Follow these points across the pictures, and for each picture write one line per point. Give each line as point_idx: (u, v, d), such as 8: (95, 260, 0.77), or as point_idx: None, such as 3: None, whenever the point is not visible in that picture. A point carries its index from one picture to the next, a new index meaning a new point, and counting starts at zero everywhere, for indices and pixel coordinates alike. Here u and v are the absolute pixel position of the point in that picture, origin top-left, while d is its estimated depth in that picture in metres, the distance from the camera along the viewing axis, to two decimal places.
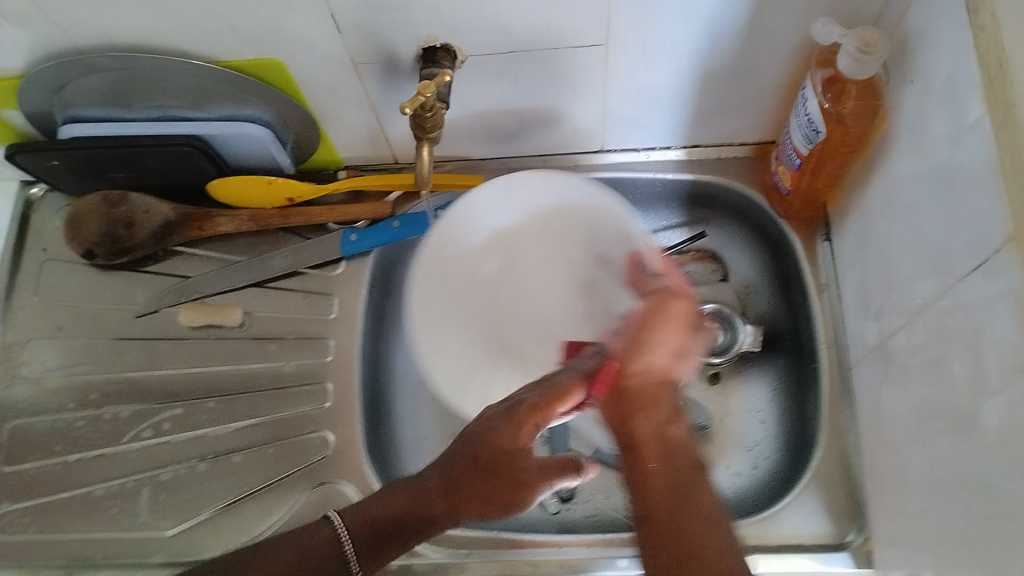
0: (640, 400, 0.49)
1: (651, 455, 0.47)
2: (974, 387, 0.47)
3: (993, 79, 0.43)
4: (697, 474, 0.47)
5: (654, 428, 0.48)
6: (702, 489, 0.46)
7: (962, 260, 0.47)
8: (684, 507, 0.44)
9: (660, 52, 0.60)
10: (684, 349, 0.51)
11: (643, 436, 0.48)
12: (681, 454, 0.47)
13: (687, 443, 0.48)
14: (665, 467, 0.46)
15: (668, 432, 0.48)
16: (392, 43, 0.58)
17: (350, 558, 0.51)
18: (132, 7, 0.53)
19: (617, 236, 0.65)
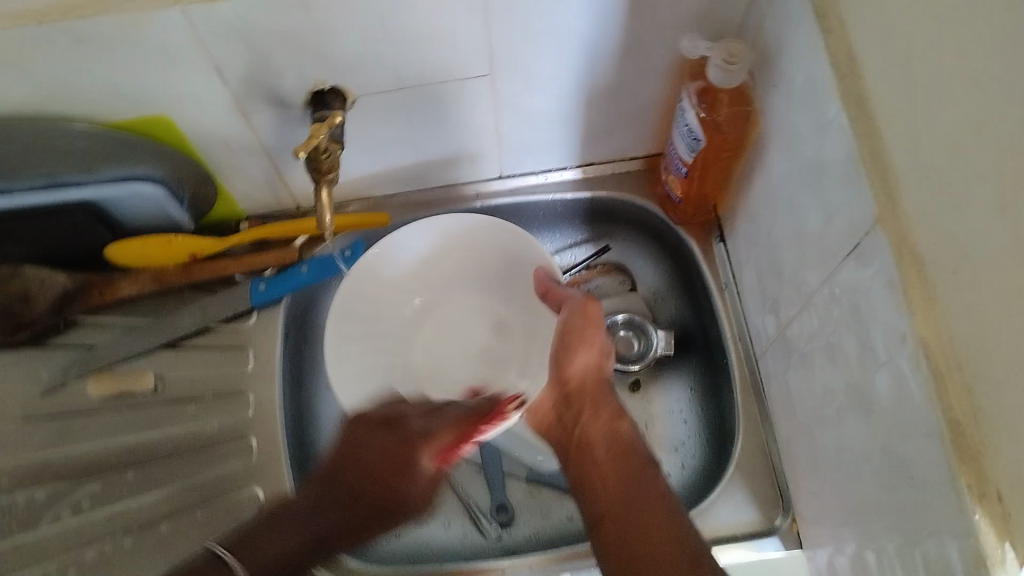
0: (576, 406, 0.58)
1: (603, 452, 0.55)
2: (864, 359, 0.50)
3: (845, 75, 0.47)
4: (650, 468, 0.53)
5: (576, 425, 0.57)
6: (655, 481, 0.52)
7: (839, 245, 0.51)
8: (634, 494, 0.51)
9: (542, 78, 0.63)
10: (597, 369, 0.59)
11: (597, 438, 0.56)
12: (636, 451, 0.55)
13: (636, 440, 0.56)
14: (615, 463, 0.54)
15: (619, 431, 0.56)
16: (281, 90, 0.58)
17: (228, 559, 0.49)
18: (4, 75, 0.52)
19: (532, 255, 0.72)
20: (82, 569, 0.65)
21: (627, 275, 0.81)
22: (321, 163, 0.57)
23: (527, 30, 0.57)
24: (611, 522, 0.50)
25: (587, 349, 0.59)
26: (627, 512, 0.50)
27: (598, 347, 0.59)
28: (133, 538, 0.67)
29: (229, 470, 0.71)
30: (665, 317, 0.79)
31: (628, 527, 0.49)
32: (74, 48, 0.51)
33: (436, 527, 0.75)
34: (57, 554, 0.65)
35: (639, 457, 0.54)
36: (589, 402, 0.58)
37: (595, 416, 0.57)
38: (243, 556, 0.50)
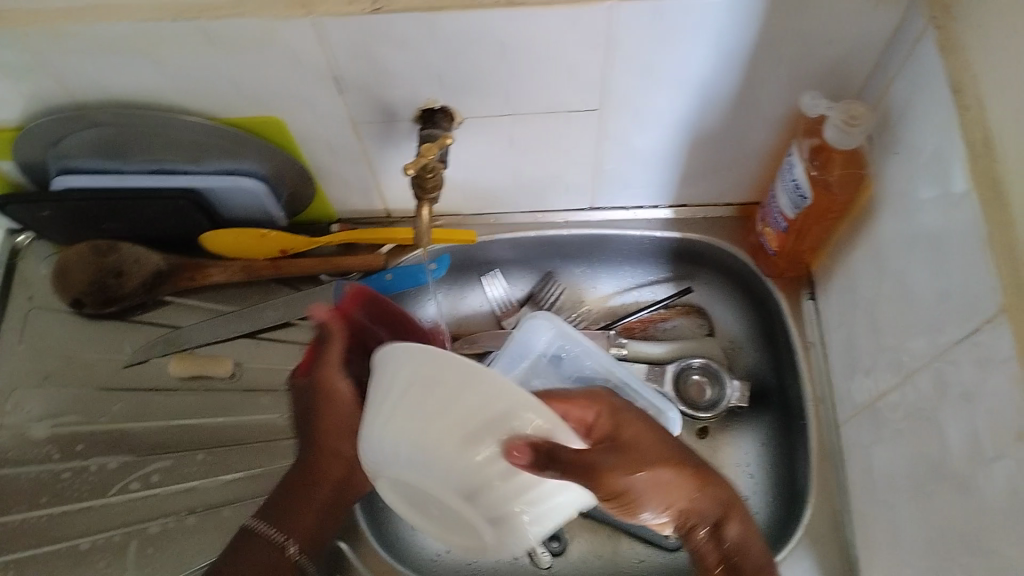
0: (692, 522, 0.57)
1: (717, 559, 0.58)
2: (969, 451, 0.48)
3: (979, 156, 0.46)
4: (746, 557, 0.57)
5: (712, 537, 0.58)
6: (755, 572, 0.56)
7: (951, 328, 0.49)
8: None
9: (652, 118, 0.62)
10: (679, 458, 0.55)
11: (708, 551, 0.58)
12: (752, 551, 0.57)
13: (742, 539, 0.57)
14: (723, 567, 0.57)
15: (727, 538, 0.57)
16: (395, 104, 0.59)
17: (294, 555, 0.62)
18: (139, 65, 0.54)
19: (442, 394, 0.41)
20: (145, 541, 0.67)
21: (706, 320, 0.80)
22: (426, 181, 0.58)
23: (645, 70, 0.57)
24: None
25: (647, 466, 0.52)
26: None
27: (670, 458, 0.54)
28: (196, 519, 0.68)
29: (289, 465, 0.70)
30: (742, 368, 0.78)
31: None
32: (207, 48, 0.53)
33: None
34: (122, 523, 0.67)
35: (758, 557, 0.57)
36: (725, 511, 0.57)
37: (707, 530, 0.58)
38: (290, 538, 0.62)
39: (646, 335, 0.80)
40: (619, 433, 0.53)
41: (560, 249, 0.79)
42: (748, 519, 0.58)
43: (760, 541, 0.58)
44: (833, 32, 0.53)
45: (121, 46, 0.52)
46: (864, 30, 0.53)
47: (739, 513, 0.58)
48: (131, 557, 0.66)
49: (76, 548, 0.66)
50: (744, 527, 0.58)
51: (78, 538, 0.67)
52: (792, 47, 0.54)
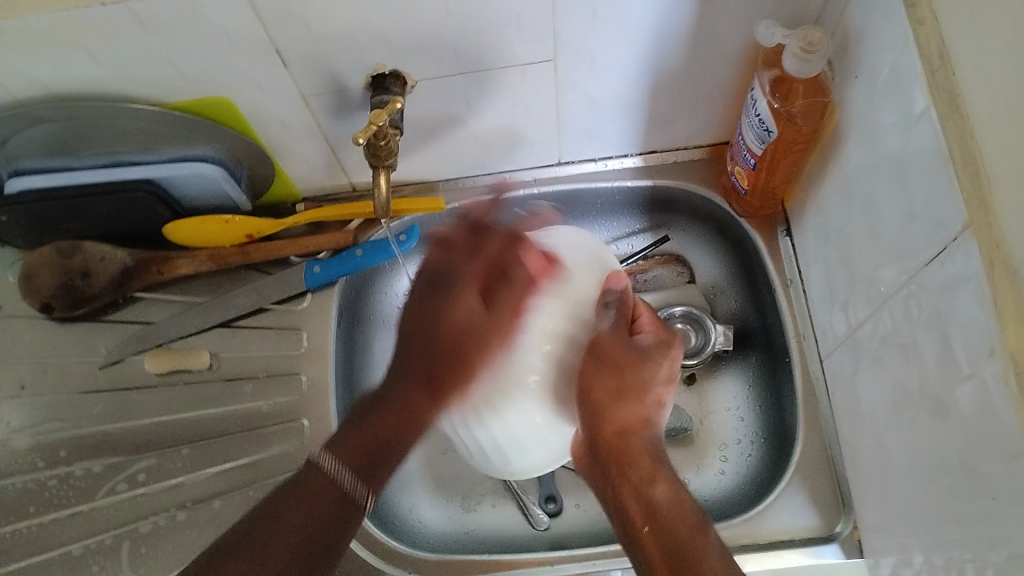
0: (620, 461, 0.53)
1: (644, 518, 0.52)
2: (945, 373, 0.47)
3: (936, 69, 0.45)
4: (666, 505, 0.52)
5: (636, 493, 0.53)
6: (701, 543, 0.50)
7: (921, 249, 0.48)
8: (660, 530, 0.51)
9: (609, 63, 0.61)
10: (635, 386, 0.54)
11: (636, 512, 0.52)
12: (684, 517, 0.51)
13: (677, 502, 0.52)
14: (655, 536, 0.51)
15: (654, 497, 0.52)
16: (342, 73, 0.57)
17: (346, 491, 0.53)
18: (72, 54, 0.52)
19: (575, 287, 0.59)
20: (137, 541, 0.66)
21: (686, 266, 0.79)
22: (381, 150, 0.56)
23: (596, 16, 0.55)
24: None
25: (609, 375, 0.54)
26: (670, 553, 0.50)
27: (629, 385, 0.54)
28: (186, 514, 0.67)
29: (280, 450, 0.70)
30: (724, 312, 0.77)
31: (662, 550, 0.50)
32: (138, 32, 0.51)
33: (485, 510, 0.74)
34: (113, 525, 0.67)
35: (684, 528, 0.51)
36: (655, 466, 0.54)
37: (653, 484, 0.53)
38: (343, 455, 0.54)
39: None
40: (614, 356, 0.54)
41: None
42: (683, 486, 0.54)
43: (693, 514, 0.52)
44: None
45: (49, 38, 0.50)
46: None
47: (670, 478, 0.53)
48: (125, 559, 0.66)
49: (70, 554, 0.66)
50: (678, 491, 0.53)
51: (70, 544, 0.66)
52: None
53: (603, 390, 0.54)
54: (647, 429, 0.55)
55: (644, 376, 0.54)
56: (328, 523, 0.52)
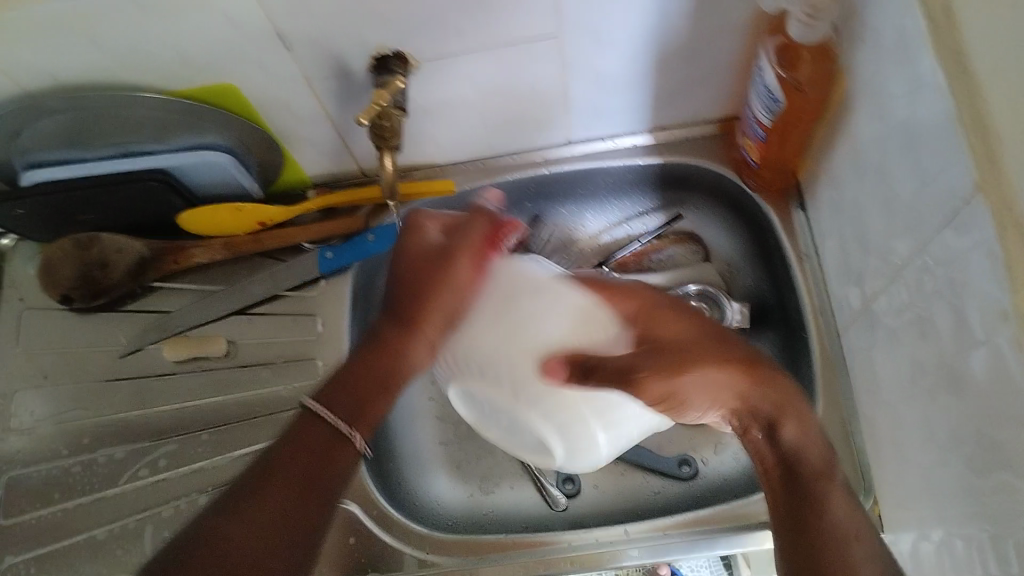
0: (748, 414, 0.55)
1: (776, 462, 0.54)
2: (959, 339, 0.46)
3: (942, 28, 0.44)
4: (825, 481, 0.52)
5: (768, 436, 0.55)
6: (832, 496, 0.52)
7: (931, 215, 0.47)
8: (796, 499, 0.52)
9: (613, 39, 0.60)
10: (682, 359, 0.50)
11: (770, 458, 0.55)
12: (813, 452, 0.54)
13: (801, 443, 0.54)
14: (784, 482, 0.54)
15: (781, 437, 0.54)
16: (345, 56, 0.58)
17: (350, 435, 0.54)
18: (77, 45, 0.53)
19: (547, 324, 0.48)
20: (160, 525, 0.67)
21: (700, 244, 0.79)
22: (385, 130, 0.58)
23: None
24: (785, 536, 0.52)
25: (665, 377, 0.49)
26: (795, 499, 0.52)
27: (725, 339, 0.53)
28: (207, 498, 0.68)
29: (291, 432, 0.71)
30: (740, 289, 0.76)
31: (782, 498, 0.53)
32: (138, 20, 0.51)
33: (503, 493, 0.74)
34: (136, 510, 0.68)
35: (818, 469, 0.53)
36: (779, 409, 0.54)
37: (782, 428, 0.54)
38: (340, 411, 0.54)
39: (641, 267, 0.79)
40: (689, 352, 0.51)
41: (544, 190, 0.78)
42: (813, 426, 0.55)
43: (818, 455, 0.54)
44: None
45: (55, 29, 0.51)
46: None
47: (801, 416, 0.54)
48: (148, 542, 0.66)
49: (95, 538, 0.67)
50: (807, 433, 0.54)
51: (94, 529, 0.67)
52: None
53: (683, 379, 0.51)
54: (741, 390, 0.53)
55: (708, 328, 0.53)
56: (313, 459, 0.53)
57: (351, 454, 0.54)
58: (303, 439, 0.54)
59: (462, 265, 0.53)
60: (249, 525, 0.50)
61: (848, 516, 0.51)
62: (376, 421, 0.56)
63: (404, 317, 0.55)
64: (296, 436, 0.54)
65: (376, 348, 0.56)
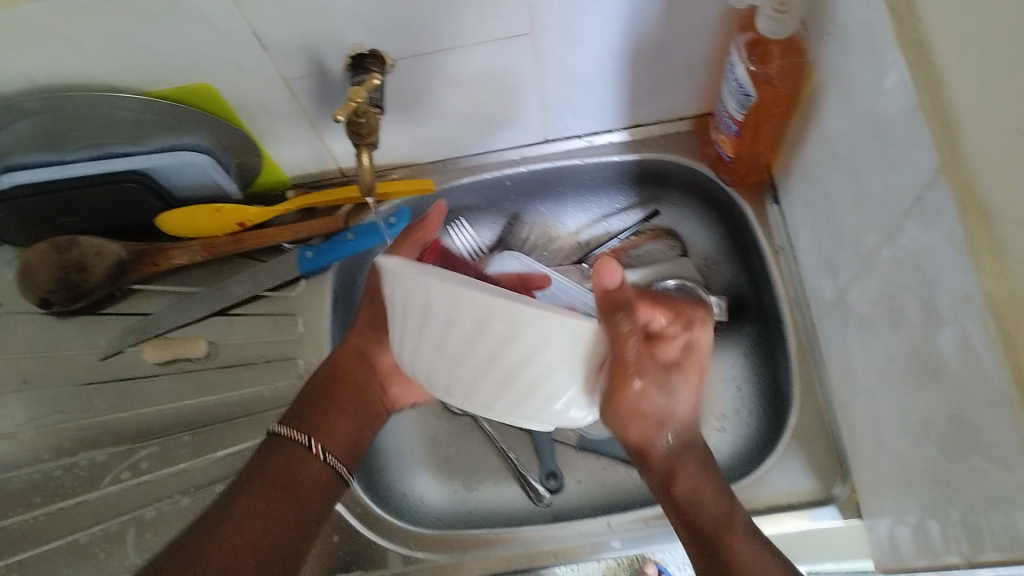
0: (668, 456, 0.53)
1: (675, 511, 0.54)
2: (930, 323, 0.47)
3: (904, 19, 0.45)
4: (726, 521, 0.52)
5: (662, 483, 0.54)
6: (733, 540, 0.51)
7: (898, 203, 0.48)
8: (697, 540, 0.52)
9: (586, 36, 0.61)
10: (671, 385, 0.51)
11: (663, 503, 0.54)
12: (710, 499, 0.53)
13: (696, 489, 0.53)
14: (686, 530, 0.53)
15: (674, 486, 0.54)
16: (322, 56, 0.58)
17: (342, 472, 0.60)
18: (54, 47, 0.53)
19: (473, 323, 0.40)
20: (143, 527, 0.67)
21: (678, 241, 0.80)
22: (361, 127, 0.57)
23: None
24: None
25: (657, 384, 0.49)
26: (702, 544, 0.52)
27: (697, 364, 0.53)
28: (190, 499, 0.68)
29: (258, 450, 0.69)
30: (719, 283, 0.77)
31: (683, 538, 0.53)
32: (114, 19, 0.51)
33: (487, 489, 0.75)
34: (117, 513, 0.68)
35: (712, 511, 0.52)
36: (676, 460, 0.54)
37: (676, 480, 0.54)
38: (337, 453, 0.60)
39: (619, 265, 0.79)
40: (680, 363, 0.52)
41: (523, 188, 0.79)
42: (704, 464, 0.55)
43: (712, 500, 0.53)
44: None
45: (32, 31, 0.51)
46: None
47: (695, 459, 0.54)
48: (131, 544, 0.66)
49: (77, 542, 0.67)
50: (699, 474, 0.54)
51: (76, 533, 0.67)
52: None
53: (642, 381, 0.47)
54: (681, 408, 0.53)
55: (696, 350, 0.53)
56: (303, 513, 0.57)
57: (330, 480, 0.59)
58: (281, 458, 0.58)
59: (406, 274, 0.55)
60: (245, 543, 0.53)
61: (756, 561, 0.50)
62: (346, 445, 0.61)
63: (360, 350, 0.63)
64: (265, 456, 0.58)
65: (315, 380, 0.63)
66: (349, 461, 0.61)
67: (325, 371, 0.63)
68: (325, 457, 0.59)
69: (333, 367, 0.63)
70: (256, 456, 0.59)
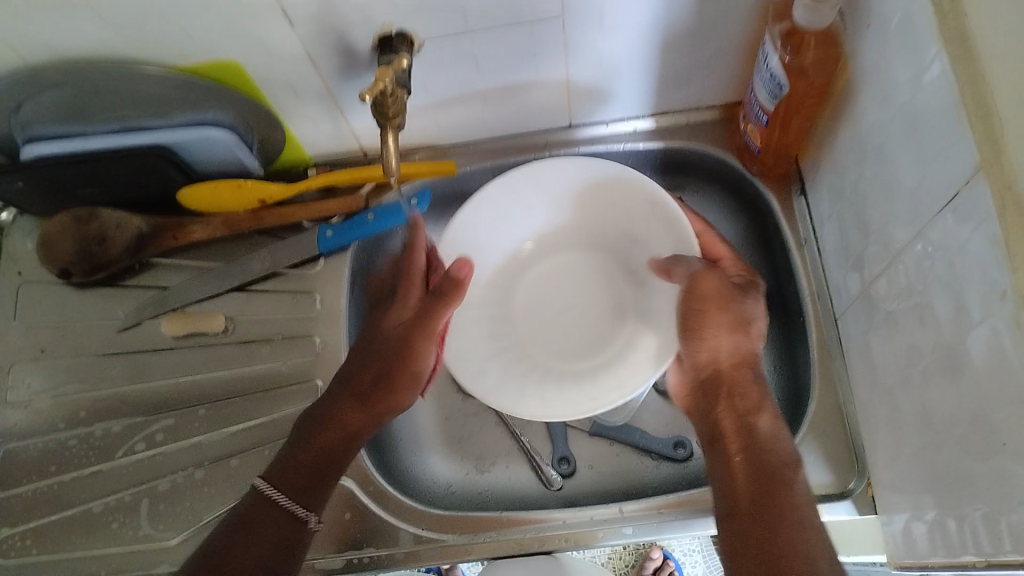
0: (728, 386, 0.58)
1: (740, 447, 0.55)
2: (958, 322, 0.46)
3: (949, 14, 0.43)
4: (788, 472, 0.53)
5: (736, 420, 0.56)
6: (791, 486, 0.52)
7: (933, 201, 0.47)
8: (762, 484, 0.53)
9: (617, 22, 0.60)
10: (744, 319, 0.57)
11: (728, 431, 0.56)
12: (779, 448, 0.55)
13: (774, 435, 0.55)
14: (746, 460, 0.54)
15: (754, 426, 0.56)
16: (350, 34, 0.57)
17: (306, 516, 0.58)
18: (80, 17, 0.53)
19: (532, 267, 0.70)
20: (155, 498, 0.67)
21: None
22: (387, 108, 0.56)
23: None
24: (748, 518, 0.52)
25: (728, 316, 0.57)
26: (760, 484, 0.53)
27: (737, 318, 0.56)
28: (203, 472, 0.68)
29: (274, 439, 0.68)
30: None
31: (736, 471, 0.54)
32: None
33: (499, 473, 0.75)
34: (132, 484, 0.68)
35: (777, 459, 0.54)
36: (756, 402, 0.57)
37: (756, 418, 0.56)
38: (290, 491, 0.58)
39: None
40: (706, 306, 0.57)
41: None
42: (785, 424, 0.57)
43: (788, 451, 0.55)
44: None
45: (58, 1, 0.51)
46: None
47: (774, 413, 0.57)
48: (144, 515, 0.67)
49: (90, 511, 0.67)
50: (779, 428, 0.56)
51: (89, 501, 0.68)
52: None
53: (712, 328, 0.57)
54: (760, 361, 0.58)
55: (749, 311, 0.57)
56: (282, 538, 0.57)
57: (303, 528, 0.58)
58: (263, 524, 0.57)
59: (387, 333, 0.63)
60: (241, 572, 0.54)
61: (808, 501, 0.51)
62: (312, 482, 0.59)
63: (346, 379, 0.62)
64: (249, 514, 0.57)
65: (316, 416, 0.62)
66: (309, 487, 0.59)
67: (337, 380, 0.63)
68: (306, 518, 0.58)
69: (329, 400, 0.62)
70: (236, 520, 0.57)
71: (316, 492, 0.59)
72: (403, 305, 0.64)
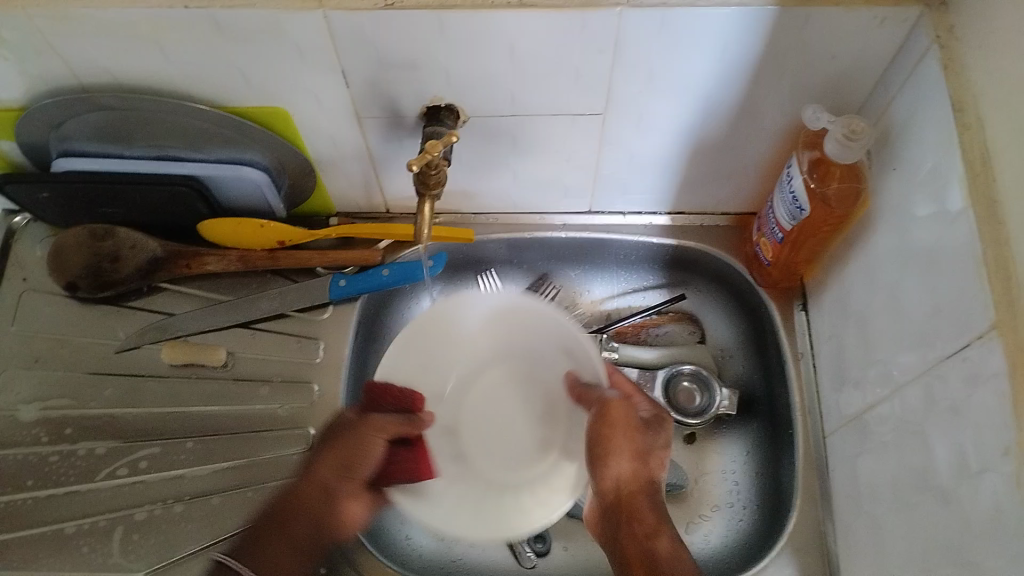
0: (625, 514, 0.58)
1: (645, 572, 0.54)
2: (956, 465, 0.48)
3: (977, 174, 0.47)
4: None
5: (639, 547, 0.56)
6: None
7: (941, 343, 0.50)
8: None
9: (654, 125, 0.63)
10: (644, 450, 0.58)
11: (632, 559, 0.55)
12: (684, 569, 0.54)
13: (677, 554, 0.55)
14: None
15: (655, 551, 0.55)
16: (401, 101, 0.59)
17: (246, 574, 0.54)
18: (146, 50, 0.54)
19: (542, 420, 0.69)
20: (130, 528, 0.66)
21: (698, 327, 0.81)
22: (430, 178, 0.58)
23: (652, 77, 0.57)
24: None
25: (629, 440, 0.58)
26: None
27: (641, 447, 0.58)
28: (182, 507, 0.67)
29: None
30: (731, 376, 0.79)
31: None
32: (214, 36, 0.52)
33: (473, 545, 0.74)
34: (107, 509, 0.67)
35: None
36: (657, 524, 0.57)
37: (657, 538, 0.56)
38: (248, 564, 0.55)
39: (638, 340, 0.80)
40: (608, 436, 0.58)
41: (557, 251, 0.80)
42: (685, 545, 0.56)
43: (691, 571, 0.54)
44: (840, 46, 0.53)
45: (129, 33, 0.52)
46: (869, 45, 0.53)
47: (673, 533, 0.56)
48: (115, 543, 0.66)
49: (60, 532, 0.66)
50: (680, 547, 0.55)
51: (62, 522, 0.66)
52: (796, 60, 0.55)
53: (612, 455, 0.58)
54: (657, 487, 0.59)
55: (649, 441, 0.59)
56: None
57: None
58: None
59: (374, 440, 0.58)
60: None
61: None
62: (274, 563, 0.55)
63: (310, 466, 0.59)
64: None
65: (286, 495, 0.58)
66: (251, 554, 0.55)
67: (314, 454, 0.59)
68: None
69: (337, 432, 0.59)
70: None
71: (256, 558, 0.55)
72: (380, 431, 0.59)
